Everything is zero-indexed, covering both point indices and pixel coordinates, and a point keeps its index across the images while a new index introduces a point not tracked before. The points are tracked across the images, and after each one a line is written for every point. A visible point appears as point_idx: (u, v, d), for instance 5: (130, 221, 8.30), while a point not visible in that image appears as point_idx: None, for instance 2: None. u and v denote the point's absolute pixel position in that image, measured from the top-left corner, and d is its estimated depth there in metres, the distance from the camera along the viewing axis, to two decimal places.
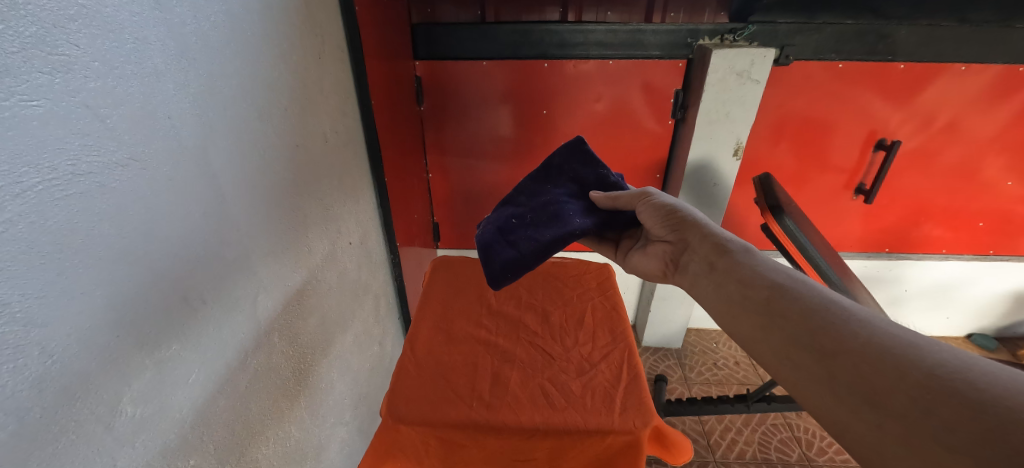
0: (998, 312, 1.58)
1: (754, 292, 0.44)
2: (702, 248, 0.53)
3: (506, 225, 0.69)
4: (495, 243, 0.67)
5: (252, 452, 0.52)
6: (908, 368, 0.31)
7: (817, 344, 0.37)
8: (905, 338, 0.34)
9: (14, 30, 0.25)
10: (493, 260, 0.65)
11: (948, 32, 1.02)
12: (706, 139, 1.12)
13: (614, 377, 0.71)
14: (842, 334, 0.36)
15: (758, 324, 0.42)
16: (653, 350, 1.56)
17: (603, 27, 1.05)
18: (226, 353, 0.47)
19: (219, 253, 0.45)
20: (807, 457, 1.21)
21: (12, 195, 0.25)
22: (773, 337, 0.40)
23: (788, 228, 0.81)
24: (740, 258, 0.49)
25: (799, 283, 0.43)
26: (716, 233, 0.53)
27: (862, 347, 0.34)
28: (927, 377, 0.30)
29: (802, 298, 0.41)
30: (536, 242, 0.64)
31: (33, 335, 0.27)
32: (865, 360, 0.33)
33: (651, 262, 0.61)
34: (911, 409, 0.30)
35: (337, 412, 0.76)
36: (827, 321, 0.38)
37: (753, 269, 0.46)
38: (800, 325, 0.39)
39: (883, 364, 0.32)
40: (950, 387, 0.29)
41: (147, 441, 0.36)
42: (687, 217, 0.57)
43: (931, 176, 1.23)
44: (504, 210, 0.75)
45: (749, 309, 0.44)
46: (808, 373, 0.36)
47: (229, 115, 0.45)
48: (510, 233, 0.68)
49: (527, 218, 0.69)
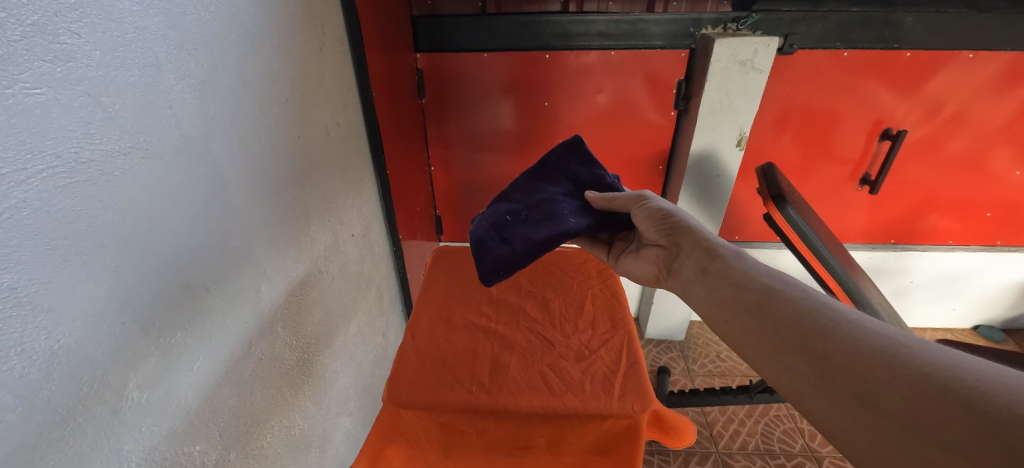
0: (1005, 303, 1.56)
1: (746, 295, 0.44)
2: (695, 253, 0.53)
3: (501, 222, 0.69)
4: (488, 239, 0.67)
5: (257, 439, 0.53)
6: (899, 367, 0.31)
7: (810, 346, 0.37)
8: (895, 338, 0.34)
9: (16, 18, 0.25)
10: (486, 256, 0.65)
11: (957, 19, 0.99)
12: (708, 131, 1.11)
13: (613, 363, 0.71)
14: (834, 335, 0.36)
15: (751, 327, 0.42)
16: (656, 343, 1.57)
17: (604, 17, 1.04)
18: (229, 341, 0.47)
19: (223, 243, 0.45)
20: (810, 448, 1.21)
21: (16, 181, 0.25)
22: (765, 339, 0.40)
23: (791, 218, 0.78)
24: (732, 263, 0.49)
25: (790, 287, 0.42)
26: (708, 239, 0.53)
27: (854, 347, 0.34)
28: (919, 375, 0.30)
29: (794, 300, 0.40)
30: (529, 240, 0.64)
31: (40, 319, 0.27)
32: (859, 360, 0.33)
33: (643, 265, 0.61)
34: (903, 409, 0.30)
35: (340, 401, 0.77)
36: (820, 322, 0.37)
37: (745, 273, 0.46)
38: (792, 325, 0.39)
39: (874, 364, 0.32)
40: (943, 385, 0.29)
41: (152, 426, 0.37)
42: (682, 222, 0.56)
43: (938, 166, 1.21)
44: (499, 207, 0.74)
45: (741, 309, 0.43)
46: (801, 374, 0.36)
47: (230, 105, 0.45)
48: (504, 230, 0.67)
49: (521, 215, 0.69)
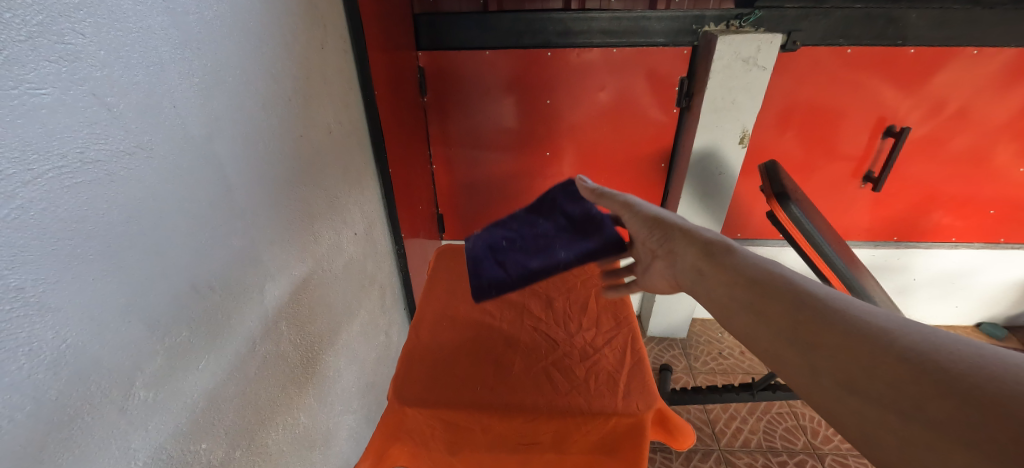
0: (1009, 300, 1.55)
1: (742, 292, 0.44)
2: (691, 253, 0.52)
3: (498, 247, 0.71)
4: (484, 261, 0.68)
5: (263, 437, 0.54)
6: (883, 353, 0.31)
7: (800, 336, 0.37)
8: (877, 323, 0.33)
9: (21, 19, 0.25)
10: (480, 275, 0.67)
11: (961, 15, 0.99)
12: (712, 128, 1.11)
13: (618, 362, 0.71)
14: (824, 324, 0.36)
15: (749, 322, 0.42)
16: (658, 340, 1.57)
17: (607, 14, 1.03)
18: (235, 340, 0.47)
19: (230, 243, 0.45)
20: (813, 445, 1.22)
21: (23, 182, 0.25)
22: (761, 332, 0.40)
23: (794, 216, 0.78)
24: (728, 258, 0.48)
25: (782, 278, 0.42)
26: (702, 235, 0.53)
27: (842, 335, 0.34)
28: (902, 360, 0.30)
29: (786, 291, 0.40)
30: (523, 267, 0.65)
31: (47, 319, 0.28)
32: (845, 348, 0.33)
33: (665, 278, 0.58)
34: (892, 396, 0.30)
35: (344, 399, 0.78)
36: (805, 312, 0.37)
37: (739, 268, 0.46)
38: (783, 319, 0.39)
39: (858, 353, 0.32)
40: (924, 368, 0.29)
41: (159, 425, 0.37)
42: (671, 223, 0.57)
43: (942, 163, 1.21)
44: (495, 232, 0.75)
45: (737, 308, 0.43)
46: (795, 364, 0.36)
47: (232, 105, 0.45)
48: (499, 253, 0.69)
49: (516, 244, 0.70)
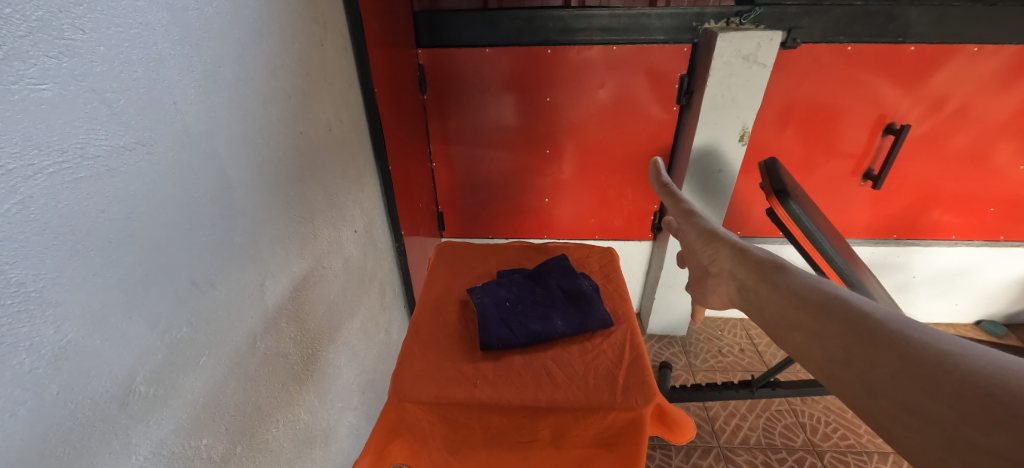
0: (1008, 298, 1.55)
1: (794, 314, 0.41)
2: (740, 273, 0.51)
3: (501, 306, 0.76)
4: (491, 317, 0.73)
5: (264, 433, 0.54)
6: (942, 375, 0.28)
7: (851, 357, 0.34)
8: (937, 347, 0.31)
9: (21, 14, 0.25)
10: (490, 331, 0.71)
11: (961, 12, 0.99)
12: (712, 125, 1.11)
13: (616, 356, 0.70)
14: (881, 345, 0.33)
15: (798, 341, 0.40)
16: (658, 338, 1.57)
17: (606, 12, 1.03)
18: (235, 337, 0.47)
19: (231, 239, 0.46)
20: (812, 442, 1.22)
21: (23, 177, 0.25)
22: (812, 352, 0.38)
23: (794, 213, 0.77)
24: (780, 280, 0.46)
25: (836, 299, 0.39)
26: (755, 257, 0.51)
27: (899, 357, 0.31)
28: (962, 383, 0.27)
29: (840, 310, 0.38)
30: (528, 330, 0.72)
31: (47, 313, 0.28)
32: (903, 369, 0.31)
33: (722, 295, 0.55)
34: (945, 413, 0.27)
35: (345, 396, 0.78)
36: (863, 333, 0.35)
37: (792, 289, 0.43)
38: (836, 339, 0.36)
39: (912, 374, 0.30)
40: (985, 390, 0.26)
41: (161, 420, 0.38)
42: (725, 240, 0.58)
43: (942, 161, 1.21)
44: (496, 288, 0.80)
45: (787, 326, 0.41)
46: (847, 386, 0.34)
47: (232, 102, 0.45)
48: (505, 316, 0.74)
49: (518, 306, 0.77)
